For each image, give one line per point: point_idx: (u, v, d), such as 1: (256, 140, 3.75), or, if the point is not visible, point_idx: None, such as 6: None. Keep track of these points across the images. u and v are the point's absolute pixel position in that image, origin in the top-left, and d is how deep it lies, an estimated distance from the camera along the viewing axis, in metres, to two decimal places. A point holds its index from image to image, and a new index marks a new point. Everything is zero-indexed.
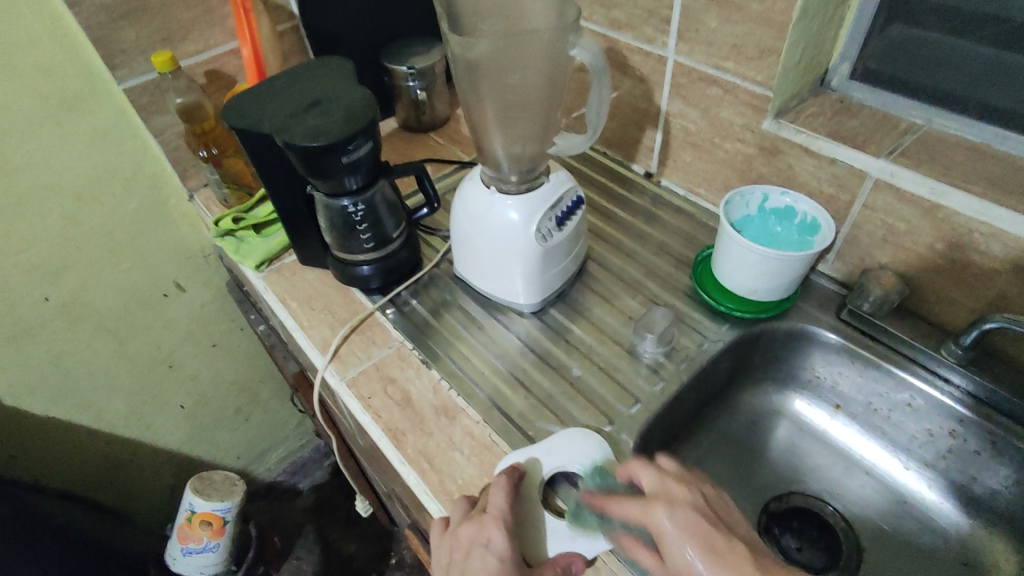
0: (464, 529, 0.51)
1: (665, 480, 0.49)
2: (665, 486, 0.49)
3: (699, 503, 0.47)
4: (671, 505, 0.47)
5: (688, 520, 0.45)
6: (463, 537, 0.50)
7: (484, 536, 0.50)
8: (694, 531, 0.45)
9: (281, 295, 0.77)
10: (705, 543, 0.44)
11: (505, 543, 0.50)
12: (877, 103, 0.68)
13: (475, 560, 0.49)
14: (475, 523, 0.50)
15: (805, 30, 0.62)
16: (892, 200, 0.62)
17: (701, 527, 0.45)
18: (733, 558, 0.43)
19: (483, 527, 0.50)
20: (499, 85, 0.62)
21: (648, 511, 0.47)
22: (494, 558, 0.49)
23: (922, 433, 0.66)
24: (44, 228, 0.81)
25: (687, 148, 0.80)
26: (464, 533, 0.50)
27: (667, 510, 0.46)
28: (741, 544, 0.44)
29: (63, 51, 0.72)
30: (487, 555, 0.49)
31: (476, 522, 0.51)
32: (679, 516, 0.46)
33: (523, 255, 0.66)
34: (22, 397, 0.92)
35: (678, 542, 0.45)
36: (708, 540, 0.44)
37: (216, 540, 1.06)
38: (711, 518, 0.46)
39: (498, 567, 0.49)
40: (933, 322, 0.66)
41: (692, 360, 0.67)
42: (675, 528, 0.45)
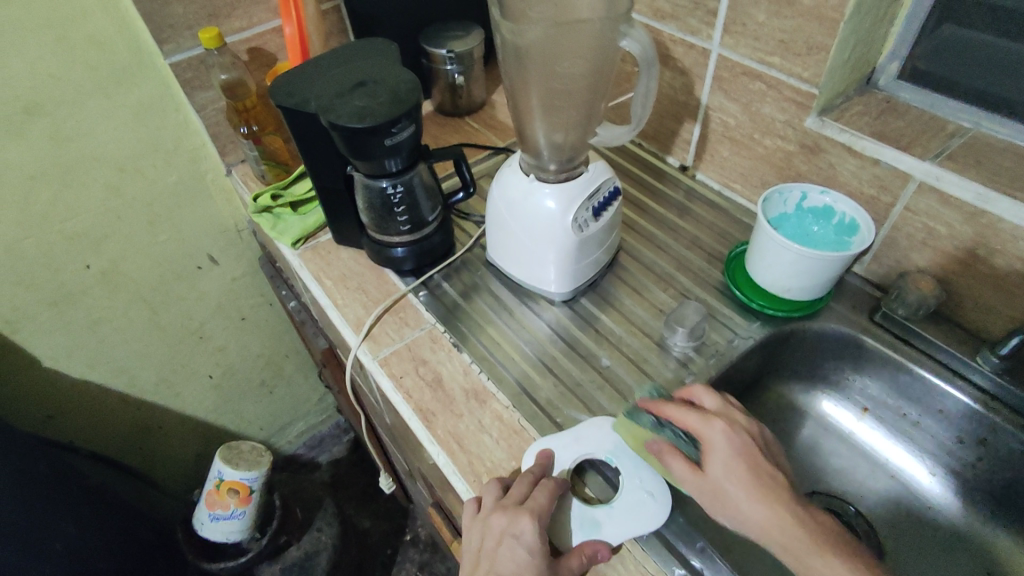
0: (496, 518, 0.51)
1: (729, 407, 0.55)
2: (728, 413, 0.54)
3: (755, 434, 0.53)
4: (729, 425, 0.52)
5: (743, 441, 0.51)
6: (495, 526, 0.51)
7: (516, 528, 0.50)
8: (743, 450, 0.50)
9: (315, 273, 0.78)
10: (750, 465, 0.49)
11: (536, 537, 0.50)
12: (924, 103, 0.67)
13: (507, 549, 0.51)
14: (507, 514, 0.51)
15: (856, 27, 0.61)
16: (935, 204, 0.61)
17: (751, 451, 0.50)
18: (773, 483, 0.49)
19: (516, 518, 0.51)
20: (547, 72, 0.63)
21: (706, 423, 0.52)
22: (524, 551, 0.50)
23: (952, 440, 0.65)
24: (88, 197, 0.84)
25: (725, 143, 0.79)
26: (496, 522, 0.51)
27: (724, 426, 0.52)
28: (781, 475, 0.49)
29: (114, 24, 0.73)
30: (517, 547, 0.50)
31: (509, 512, 0.51)
32: (732, 435, 0.51)
33: (558, 244, 0.66)
34: (61, 360, 0.95)
35: (723, 455, 0.50)
36: (753, 462, 0.50)
37: (242, 507, 1.10)
38: (763, 449, 0.51)
39: (528, 559, 0.50)
40: (969, 329, 0.66)
41: (722, 356, 0.67)
42: (726, 442, 0.51)
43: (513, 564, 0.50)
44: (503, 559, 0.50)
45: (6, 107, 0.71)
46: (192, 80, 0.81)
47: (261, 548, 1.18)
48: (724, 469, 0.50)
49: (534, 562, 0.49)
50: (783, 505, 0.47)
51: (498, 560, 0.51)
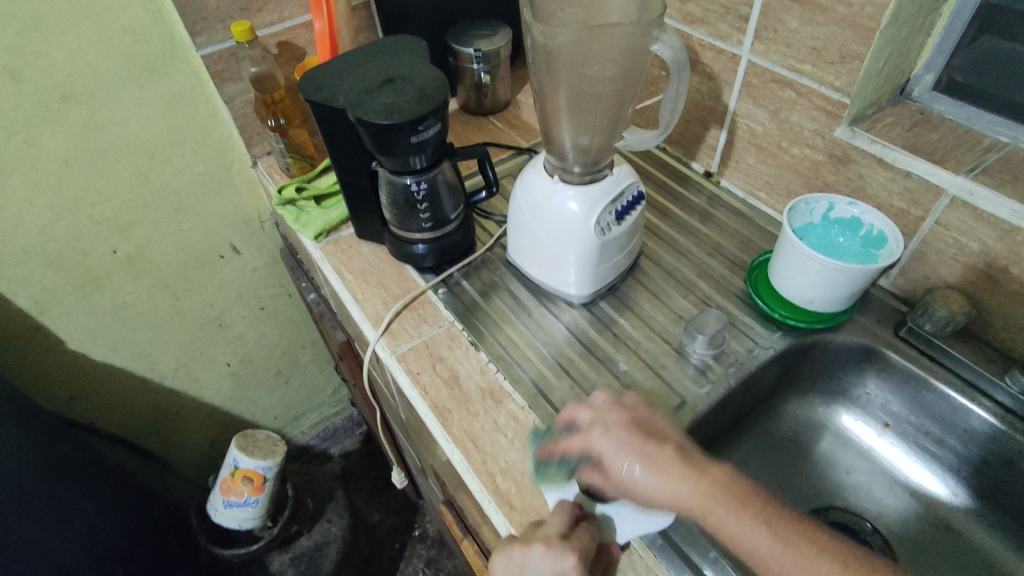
0: (536, 553, 0.48)
1: (602, 410, 0.53)
2: (601, 415, 0.53)
3: (632, 421, 0.52)
4: (606, 428, 0.51)
5: (625, 436, 0.50)
6: (535, 561, 0.48)
7: (559, 567, 0.47)
8: (629, 445, 0.49)
9: (336, 267, 0.79)
10: (639, 452, 0.49)
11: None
12: (958, 116, 0.66)
13: None
14: (550, 550, 0.48)
15: (892, 37, 0.60)
16: (967, 219, 0.60)
17: (632, 440, 0.50)
18: (662, 459, 0.48)
19: (559, 558, 0.47)
20: (577, 75, 0.63)
21: (587, 439, 0.51)
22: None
23: (975, 461, 0.64)
24: (117, 184, 0.85)
25: (751, 150, 0.79)
26: (537, 561, 0.48)
27: (603, 432, 0.51)
28: (669, 447, 0.49)
29: (150, 16, 0.75)
30: None
31: (552, 552, 0.48)
32: (613, 437, 0.50)
33: (579, 246, 0.66)
34: (86, 343, 0.97)
35: (615, 456, 0.49)
36: (639, 449, 0.49)
37: (256, 495, 1.11)
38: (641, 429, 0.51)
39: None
40: (999, 348, 0.64)
41: (741, 365, 0.67)
42: (612, 446, 0.50)
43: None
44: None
45: (42, 93, 0.73)
46: (222, 72, 0.82)
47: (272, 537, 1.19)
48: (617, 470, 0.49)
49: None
50: (676, 478, 0.47)
51: None
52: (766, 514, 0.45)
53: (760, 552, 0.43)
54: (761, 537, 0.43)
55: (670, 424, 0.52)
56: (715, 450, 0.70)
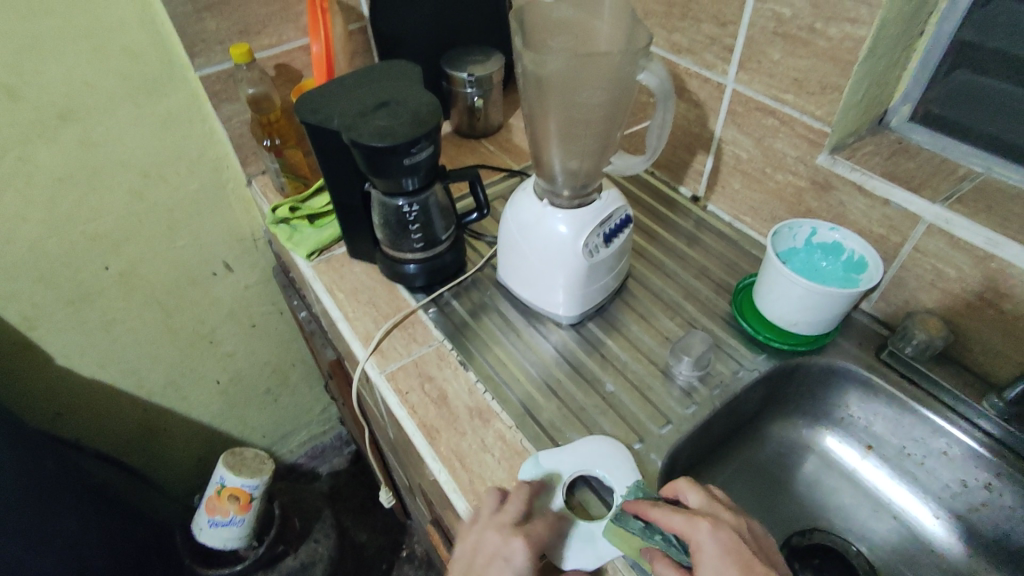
0: (489, 536, 0.51)
1: (714, 502, 0.51)
2: (713, 508, 0.51)
3: (743, 530, 0.50)
4: (716, 524, 0.49)
5: (734, 547, 0.47)
6: (488, 544, 0.51)
7: (508, 550, 0.50)
8: (734, 551, 0.47)
9: (328, 286, 0.79)
10: (742, 565, 0.46)
11: (525, 561, 0.50)
12: (934, 146, 0.67)
13: (495, 569, 0.51)
14: (502, 534, 0.51)
15: (869, 70, 0.62)
16: (944, 246, 0.61)
17: (742, 551, 0.47)
18: None
19: (507, 539, 0.51)
20: (566, 101, 0.64)
21: (692, 525, 0.49)
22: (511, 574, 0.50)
23: (956, 483, 0.65)
24: (112, 201, 0.86)
25: (736, 176, 0.80)
26: (489, 540, 0.51)
27: (712, 527, 0.48)
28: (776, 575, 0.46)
29: (149, 37, 0.76)
30: (506, 569, 0.50)
31: (502, 533, 0.51)
32: (722, 537, 0.48)
33: (568, 268, 0.67)
34: (74, 358, 0.96)
35: (715, 559, 0.47)
36: (745, 563, 0.46)
37: (242, 514, 1.10)
38: (750, 547, 0.48)
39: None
40: (976, 372, 0.66)
41: (726, 387, 0.67)
42: (717, 547, 0.47)
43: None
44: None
45: (40, 111, 0.74)
46: (220, 92, 0.83)
47: (257, 557, 1.18)
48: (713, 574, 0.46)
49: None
50: None
51: None
52: None
53: None
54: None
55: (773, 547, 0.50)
56: (700, 470, 0.70)
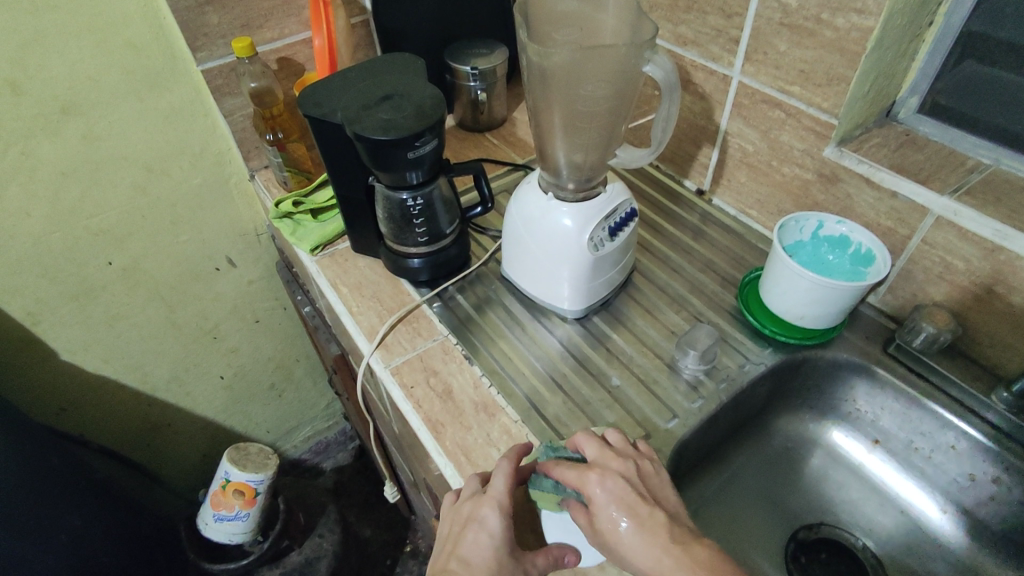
0: (466, 504, 0.53)
1: (605, 452, 0.52)
2: (604, 458, 0.52)
3: (632, 475, 0.51)
4: (604, 474, 0.50)
5: (619, 493, 0.49)
6: (462, 511, 0.52)
7: (480, 514, 0.51)
8: (621, 499, 0.49)
9: (332, 280, 0.79)
10: (630, 511, 0.48)
11: (499, 525, 0.51)
12: (943, 138, 0.67)
13: (470, 536, 0.51)
14: (475, 501, 0.52)
15: (877, 61, 0.62)
16: (952, 238, 0.61)
17: (627, 498, 0.49)
18: (652, 524, 0.47)
19: (481, 505, 0.52)
20: (571, 94, 0.64)
21: (583, 478, 0.51)
22: (486, 537, 0.51)
23: (963, 477, 0.64)
24: (115, 196, 0.86)
25: (742, 169, 0.80)
26: (464, 508, 0.53)
27: (600, 479, 0.50)
28: (661, 512, 0.48)
29: (151, 31, 0.76)
30: (480, 533, 0.51)
31: (476, 499, 0.52)
32: (609, 484, 0.50)
33: (573, 261, 0.67)
34: (78, 353, 0.96)
35: (606, 508, 0.49)
36: (632, 508, 0.48)
37: (247, 509, 1.10)
38: (633, 488, 0.50)
39: (489, 544, 0.50)
40: (984, 365, 0.65)
41: (732, 380, 0.67)
42: (605, 496, 0.49)
43: (473, 547, 0.50)
44: (463, 542, 0.51)
45: (43, 105, 0.74)
46: (222, 86, 0.83)
47: (262, 552, 1.17)
48: (602, 521, 0.48)
49: (495, 546, 0.50)
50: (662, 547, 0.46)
51: (461, 545, 0.51)
52: None
53: None
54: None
55: (666, 487, 0.52)
56: (706, 464, 0.70)
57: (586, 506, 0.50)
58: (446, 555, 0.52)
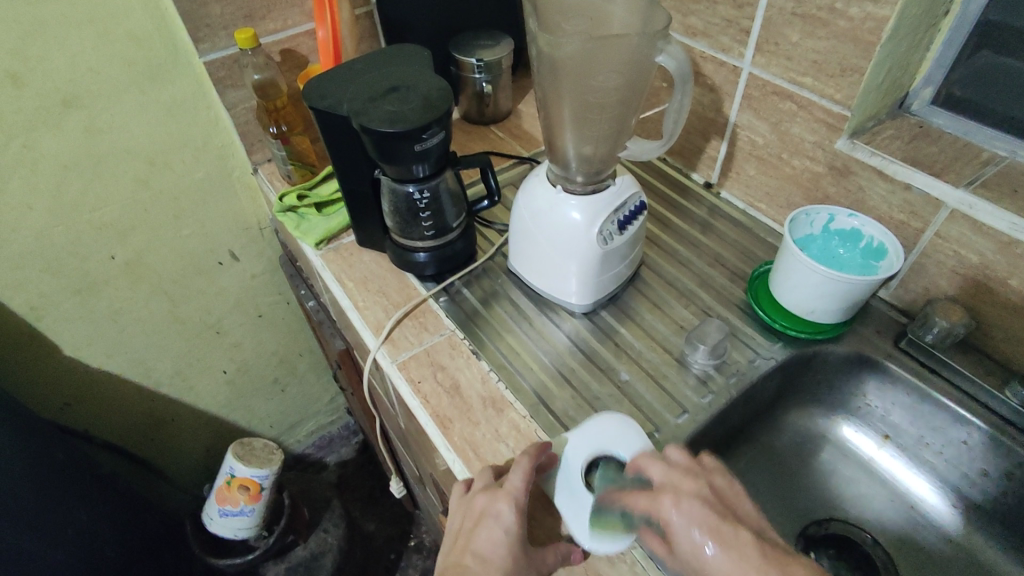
0: (479, 498, 0.53)
1: (673, 472, 0.50)
2: (673, 480, 0.50)
3: (706, 492, 0.48)
4: (678, 498, 0.48)
5: (698, 515, 0.47)
6: (477, 504, 0.52)
7: (495, 509, 0.51)
8: (702, 522, 0.46)
9: (337, 275, 0.78)
10: (712, 532, 0.46)
11: (513, 519, 0.51)
12: (958, 130, 0.66)
13: (484, 530, 0.51)
14: (489, 495, 0.52)
15: (891, 52, 0.61)
16: (967, 232, 0.60)
17: (710, 520, 0.46)
18: (740, 544, 0.45)
19: (495, 499, 0.52)
20: (581, 85, 0.63)
21: (657, 504, 0.48)
22: (500, 532, 0.51)
23: (975, 473, 0.64)
24: (118, 190, 0.85)
25: (752, 162, 0.79)
26: (477, 502, 0.53)
27: (675, 503, 0.48)
28: (746, 530, 0.46)
29: (153, 22, 0.75)
30: (495, 528, 0.51)
31: (490, 494, 0.52)
32: (686, 507, 0.47)
33: (582, 255, 0.66)
34: (81, 348, 0.96)
35: (686, 532, 0.46)
36: (714, 529, 0.46)
37: (252, 505, 1.10)
38: (713, 507, 0.47)
39: (503, 539, 0.50)
40: (998, 360, 0.64)
41: (742, 375, 0.67)
42: (685, 521, 0.47)
43: (488, 542, 0.51)
44: (479, 537, 0.51)
45: (45, 97, 0.73)
46: (225, 78, 0.82)
47: (267, 546, 1.17)
48: (687, 546, 0.46)
49: (508, 542, 0.50)
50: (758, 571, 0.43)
51: (474, 540, 0.51)
52: None
53: None
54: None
55: (745, 499, 0.49)
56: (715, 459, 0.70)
57: (663, 531, 0.48)
58: (461, 549, 0.52)
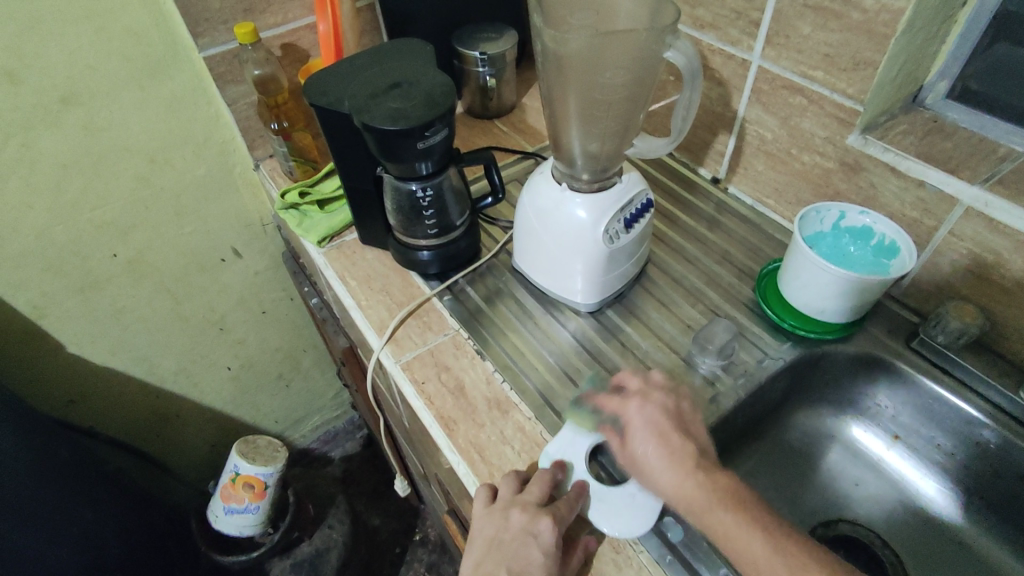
0: (515, 514, 0.52)
1: (649, 386, 0.57)
2: (647, 390, 0.57)
3: (671, 407, 0.55)
4: (643, 402, 0.55)
5: (654, 421, 0.54)
6: (513, 522, 0.52)
7: (535, 528, 0.51)
8: (656, 426, 0.53)
9: (340, 273, 0.78)
10: (661, 437, 0.53)
11: (552, 540, 0.51)
12: (974, 124, 0.64)
13: (521, 547, 0.51)
14: (528, 513, 0.52)
15: (906, 44, 0.59)
16: (982, 230, 0.59)
17: (663, 426, 0.53)
18: (681, 452, 0.52)
19: (534, 517, 0.52)
20: (587, 82, 0.62)
21: (624, 407, 0.56)
22: (539, 552, 0.51)
23: (986, 475, 0.63)
24: (119, 188, 0.84)
25: (760, 157, 0.78)
26: (514, 519, 0.52)
27: (639, 405, 0.55)
28: (691, 444, 0.52)
29: (152, 18, 0.74)
30: (534, 547, 0.51)
31: (528, 512, 0.52)
32: (645, 413, 0.54)
33: (587, 254, 0.65)
34: (85, 346, 0.95)
35: (640, 432, 0.53)
36: (663, 435, 0.53)
37: (257, 502, 1.10)
38: (666, 418, 0.54)
39: (541, 560, 0.50)
40: (1012, 361, 0.63)
41: (750, 376, 0.66)
42: (642, 421, 0.54)
43: (526, 562, 0.51)
44: (515, 555, 0.51)
45: (42, 95, 0.72)
46: (225, 74, 0.81)
47: (274, 543, 1.17)
48: (637, 444, 0.53)
49: (546, 563, 0.50)
50: (689, 473, 0.50)
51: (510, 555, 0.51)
52: (763, 524, 0.47)
53: (749, 555, 0.46)
54: (745, 538, 0.47)
55: (703, 426, 0.55)
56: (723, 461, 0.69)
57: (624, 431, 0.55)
58: (493, 561, 0.53)
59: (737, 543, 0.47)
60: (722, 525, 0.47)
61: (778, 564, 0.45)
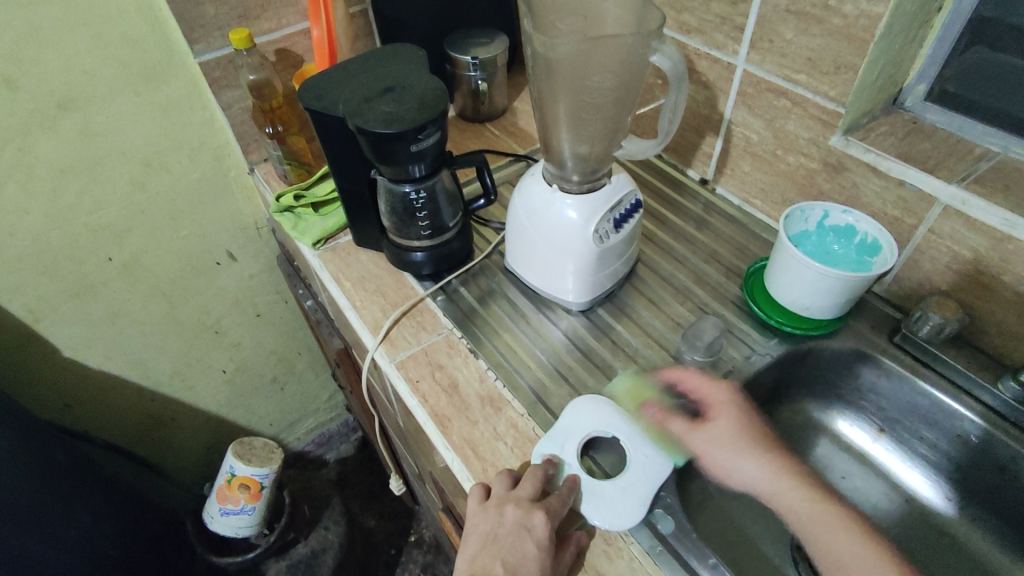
0: (509, 510, 0.53)
1: (708, 382, 0.61)
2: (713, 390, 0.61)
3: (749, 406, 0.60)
4: (725, 405, 0.60)
5: (741, 429, 0.59)
6: (507, 517, 0.53)
7: (529, 522, 0.52)
8: (744, 430, 0.59)
9: (335, 274, 0.79)
10: (752, 442, 0.58)
11: (545, 533, 0.52)
12: (951, 126, 0.66)
13: (516, 542, 0.52)
14: (522, 508, 0.53)
15: (885, 48, 0.61)
16: (960, 228, 0.60)
17: (754, 427, 0.59)
18: (765, 446, 0.58)
19: (528, 512, 0.53)
20: (576, 85, 0.63)
21: (720, 410, 0.60)
22: (533, 545, 0.52)
23: (968, 465, 0.65)
24: (114, 192, 0.85)
25: (746, 158, 0.79)
26: (508, 514, 0.53)
27: (726, 414, 0.60)
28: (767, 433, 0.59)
29: (148, 24, 0.75)
30: (528, 541, 0.52)
31: (522, 507, 0.53)
32: (733, 420, 0.59)
33: (578, 254, 0.66)
34: (80, 349, 0.96)
35: (730, 442, 0.58)
36: (755, 435, 0.59)
37: (252, 503, 1.10)
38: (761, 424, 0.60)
39: (535, 553, 0.51)
40: (991, 354, 0.65)
41: (738, 371, 0.67)
42: (731, 425, 0.59)
43: (521, 556, 0.52)
44: (510, 549, 0.52)
45: (39, 101, 0.72)
46: (220, 79, 0.82)
47: (269, 544, 1.18)
48: (716, 441, 0.59)
49: (540, 556, 0.51)
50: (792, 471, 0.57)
51: (505, 550, 0.52)
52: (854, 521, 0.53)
53: (854, 560, 0.51)
54: (848, 542, 0.52)
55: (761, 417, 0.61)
56: None
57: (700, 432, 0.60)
58: (489, 555, 0.53)
59: (840, 543, 0.52)
60: (827, 529, 0.53)
61: (866, 562, 0.50)
